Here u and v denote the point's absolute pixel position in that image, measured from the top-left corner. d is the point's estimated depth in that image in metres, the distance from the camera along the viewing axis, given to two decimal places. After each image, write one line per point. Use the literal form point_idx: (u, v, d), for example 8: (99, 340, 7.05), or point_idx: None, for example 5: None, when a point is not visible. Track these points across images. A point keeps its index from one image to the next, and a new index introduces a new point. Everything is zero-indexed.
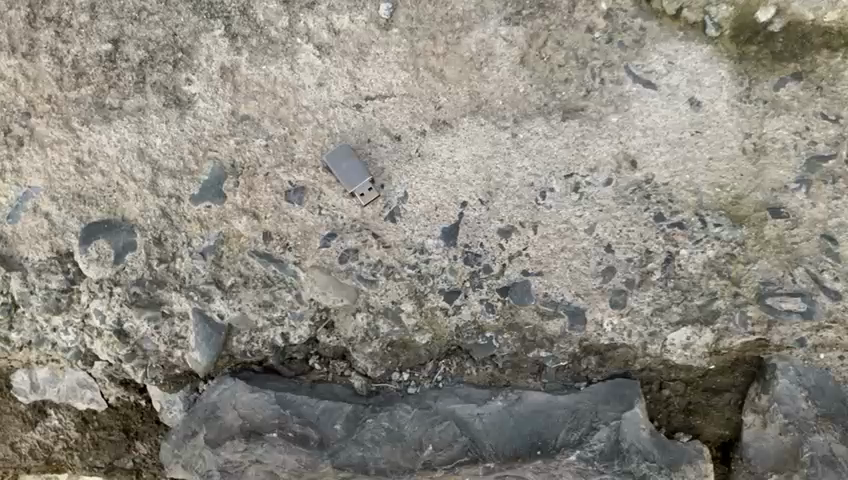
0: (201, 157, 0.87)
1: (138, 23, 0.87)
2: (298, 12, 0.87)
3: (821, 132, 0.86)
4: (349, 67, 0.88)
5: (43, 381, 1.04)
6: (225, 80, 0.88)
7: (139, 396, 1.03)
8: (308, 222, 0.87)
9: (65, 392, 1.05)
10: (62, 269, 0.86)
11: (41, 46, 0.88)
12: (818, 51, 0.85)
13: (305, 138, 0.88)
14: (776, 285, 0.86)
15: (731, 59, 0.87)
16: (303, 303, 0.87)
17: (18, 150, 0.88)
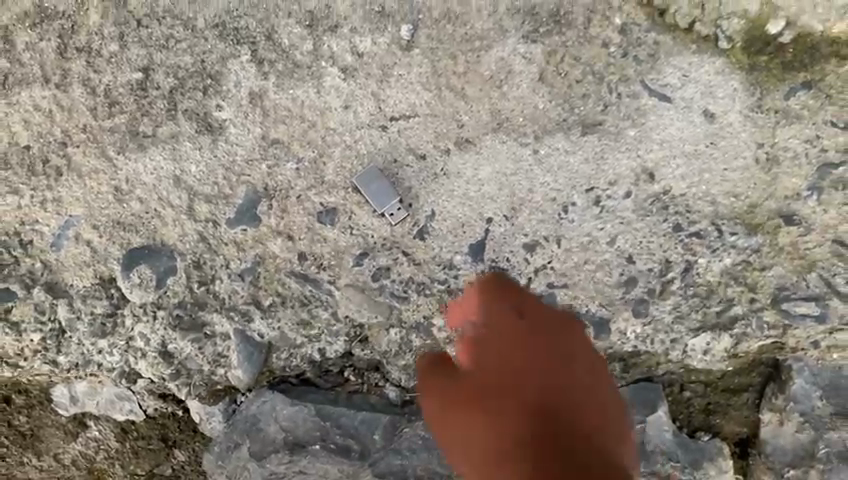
0: (235, 181, 0.90)
1: (166, 51, 0.89)
2: (322, 35, 0.89)
3: (831, 140, 0.90)
4: (373, 89, 0.90)
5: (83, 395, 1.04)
6: (254, 105, 0.90)
7: (177, 407, 1.03)
8: (341, 242, 0.90)
9: (104, 405, 1.04)
10: (106, 294, 0.90)
11: (73, 76, 0.89)
12: (828, 60, 0.89)
13: (334, 160, 0.91)
14: (791, 290, 0.90)
15: (742, 70, 0.89)
16: (339, 320, 0.90)
17: (57, 180, 0.90)
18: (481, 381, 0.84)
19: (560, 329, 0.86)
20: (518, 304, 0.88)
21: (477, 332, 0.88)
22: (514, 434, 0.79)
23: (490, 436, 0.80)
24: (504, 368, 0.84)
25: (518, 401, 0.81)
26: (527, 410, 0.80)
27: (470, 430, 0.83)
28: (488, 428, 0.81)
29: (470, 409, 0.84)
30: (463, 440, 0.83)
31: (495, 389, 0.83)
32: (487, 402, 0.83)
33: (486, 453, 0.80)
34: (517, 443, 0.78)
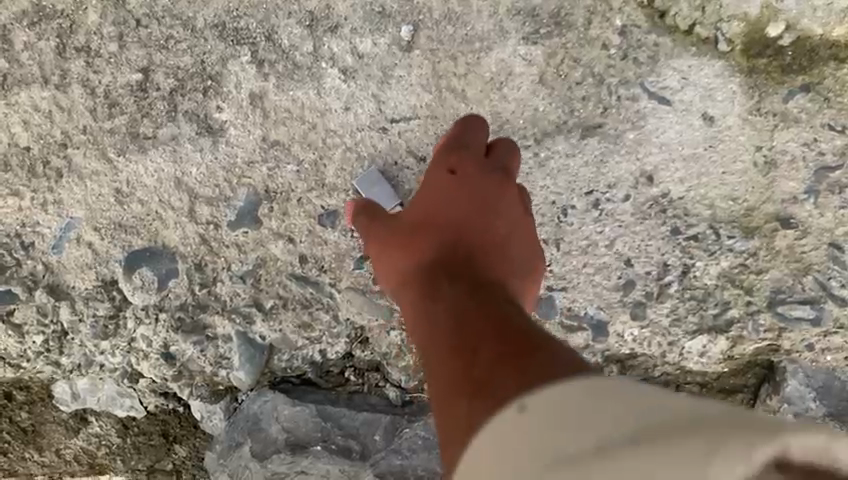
0: (236, 182, 0.90)
1: (166, 51, 0.88)
2: (322, 36, 0.89)
3: (829, 143, 0.90)
4: (374, 90, 0.90)
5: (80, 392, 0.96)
6: (254, 106, 0.90)
7: (179, 404, 0.97)
8: (341, 244, 0.90)
9: (106, 401, 0.96)
10: (108, 296, 0.90)
11: (72, 76, 0.88)
12: (826, 63, 0.90)
13: (335, 163, 0.91)
14: (787, 293, 0.91)
15: (742, 73, 0.90)
16: (340, 323, 0.91)
17: (58, 181, 0.89)
18: (415, 231, 0.82)
19: (484, 171, 0.82)
20: (452, 164, 0.82)
21: (429, 190, 0.83)
22: (433, 279, 0.77)
23: (411, 276, 0.80)
24: (434, 225, 0.81)
25: (441, 244, 0.80)
26: (452, 291, 0.75)
27: (394, 266, 0.83)
28: (406, 258, 0.81)
29: (399, 233, 0.83)
30: (392, 266, 0.83)
31: (421, 229, 0.82)
32: (414, 244, 0.81)
33: (409, 298, 0.80)
34: (450, 312, 0.72)
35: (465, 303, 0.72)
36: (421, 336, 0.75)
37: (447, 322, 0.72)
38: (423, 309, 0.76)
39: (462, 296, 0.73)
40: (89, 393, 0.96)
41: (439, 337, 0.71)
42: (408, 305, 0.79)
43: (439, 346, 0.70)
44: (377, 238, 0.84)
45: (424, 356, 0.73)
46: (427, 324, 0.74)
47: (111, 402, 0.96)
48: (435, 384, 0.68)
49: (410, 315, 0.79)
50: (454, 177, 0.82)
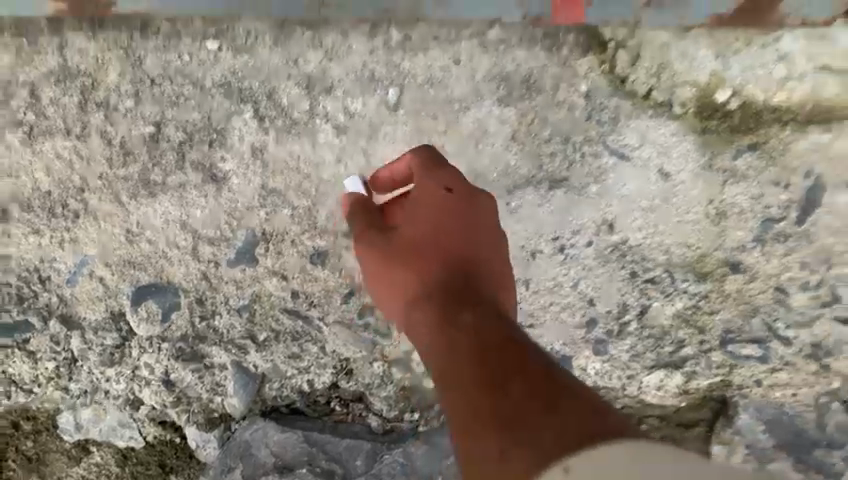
0: (236, 224, 1.00)
1: (177, 107, 0.98)
2: (318, 96, 0.99)
3: (775, 197, 1.02)
4: (363, 144, 1.00)
5: (86, 420, 1.01)
6: (255, 157, 0.99)
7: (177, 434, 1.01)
8: (330, 282, 0.99)
9: (108, 431, 1.01)
10: (115, 326, 0.99)
11: (92, 128, 0.97)
12: (770, 125, 1.01)
13: (326, 208, 1.00)
14: (737, 332, 1.01)
15: (695, 132, 1.01)
16: (327, 354, 0.99)
17: (76, 222, 0.99)
18: (410, 252, 0.88)
19: (469, 200, 0.90)
20: (444, 182, 0.90)
21: (415, 216, 0.90)
22: (441, 308, 0.83)
23: (419, 303, 0.85)
24: (436, 253, 0.88)
25: (443, 273, 0.87)
26: (459, 320, 0.80)
27: (396, 287, 0.88)
28: (409, 282, 0.87)
29: (394, 251, 0.88)
30: (391, 284, 0.89)
31: (415, 254, 0.88)
32: (410, 265, 0.88)
33: (415, 321, 0.85)
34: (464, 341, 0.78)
35: (474, 340, 0.78)
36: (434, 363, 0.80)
37: (462, 353, 0.77)
38: (435, 330, 0.81)
39: (470, 329, 0.79)
40: (93, 422, 1.01)
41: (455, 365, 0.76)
42: (415, 329, 0.85)
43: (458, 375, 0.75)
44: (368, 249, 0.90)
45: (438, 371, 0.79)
46: (439, 350, 0.79)
47: (113, 432, 1.01)
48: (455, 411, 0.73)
49: (418, 337, 0.84)
50: (441, 203, 0.89)
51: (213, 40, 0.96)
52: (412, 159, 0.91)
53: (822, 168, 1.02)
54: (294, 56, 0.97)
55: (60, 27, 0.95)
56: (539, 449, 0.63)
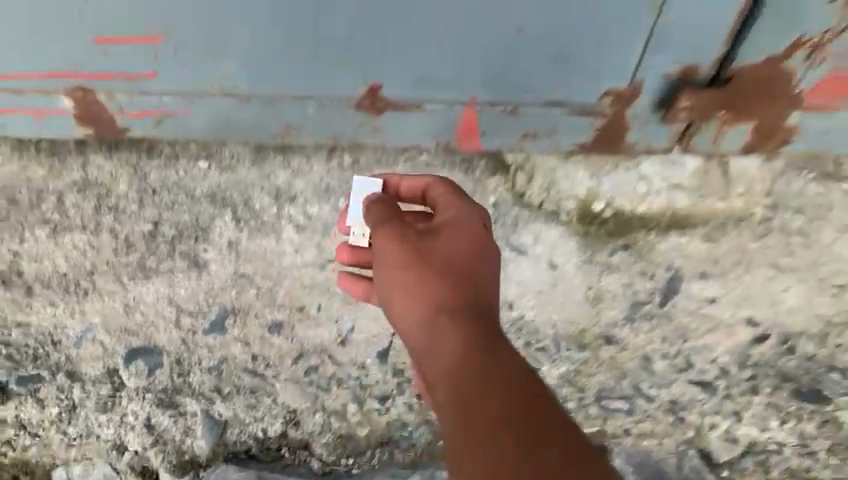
0: (211, 301, 1.26)
1: (171, 211, 1.29)
2: (284, 203, 1.29)
3: (643, 285, 1.29)
4: (317, 240, 1.29)
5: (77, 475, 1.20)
6: (231, 249, 1.28)
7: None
8: (284, 347, 1.24)
9: None
10: (110, 380, 1.22)
11: (103, 227, 1.29)
12: (637, 230, 1.32)
13: (285, 289, 1.27)
14: (609, 390, 1.24)
15: (579, 234, 1.32)
16: (278, 405, 1.21)
17: (84, 297, 1.26)
18: (440, 259, 0.83)
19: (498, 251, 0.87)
20: (483, 222, 0.89)
21: (444, 230, 0.87)
22: (474, 323, 0.77)
23: (439, 313, 0.78)
24: (463, 269, 0.82)
25: (467, 289, 0.80)
26: (485, 338, 0.75)
27: (411, 293, 0.82)
28: (434, 291, 0.81)
29: (419, 255, 0.84)
30: (407, 286, 0.83)
31: (444, 264, 0.82)
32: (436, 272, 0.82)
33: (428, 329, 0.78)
34: (483, 349, 0.73)
35: (493, 362, 0.72)
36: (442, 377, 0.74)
37: (486, 368, 0.71)
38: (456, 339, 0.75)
39: (492, 347, 0.73)
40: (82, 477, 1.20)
41: (471, 377, 0.71)
42: (428, 341, 0.78)
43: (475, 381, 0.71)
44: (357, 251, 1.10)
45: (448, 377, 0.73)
46: (457, 363, 0.73)
47: None
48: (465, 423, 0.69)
49: (432, 351, 0.76)
50: (471, 225, 0.88)
51: (203, 161, 1.29)
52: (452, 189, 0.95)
53: (680, 262, 1.31)
54: (267, 174, 1.30)
55: (81, 148, 1.29)
56: (545, 453, 0.64)
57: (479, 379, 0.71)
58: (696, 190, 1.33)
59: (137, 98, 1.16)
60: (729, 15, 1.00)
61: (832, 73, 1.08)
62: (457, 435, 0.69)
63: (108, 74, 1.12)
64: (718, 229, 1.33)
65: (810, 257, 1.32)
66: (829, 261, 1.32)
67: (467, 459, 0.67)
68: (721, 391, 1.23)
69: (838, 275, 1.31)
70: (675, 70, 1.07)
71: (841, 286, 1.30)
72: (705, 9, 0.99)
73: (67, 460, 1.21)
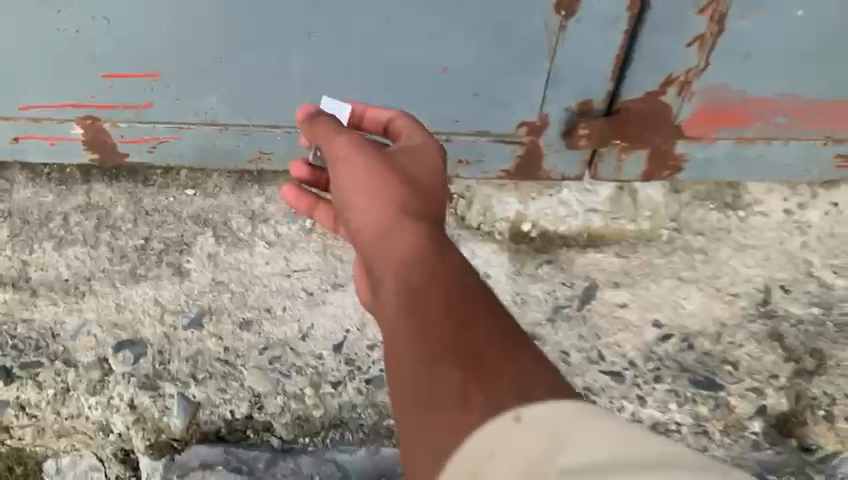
0: (191, 302, 1.47)
1: (160, 229, 1.55)
2: (258, 224, 1.56)
3: (563, 292, 1.51)
4: (285, 254, 1.53)
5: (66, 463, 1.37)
6: (210, 260, 1.52)
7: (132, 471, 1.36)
8: (252, 340, 1.44)
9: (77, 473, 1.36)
10: (100, 366, 1.41)
11: (101, 240, 1.53)
12: (558, 247, 1.56)
13: (255, 293, 1.49)
14: None
15: (510, 250, 1.55)
16: (244, 389, 1.40)
17: (82, 298, 1.48)
18: (398, 180, 0.93)
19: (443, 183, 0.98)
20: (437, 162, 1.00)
21: (402, 161, 0.97)
22: (429, 227, 0.87)
23: (393, 220, 0.88)
24: (418, 192, 0.93)
25: (419, 206, 0.91)
26: (439, 240, 0.86)
27: (370, 206, 0.92)
28: (391, 203, 0.90)
29: (381, 176, 0.94)
30: (370, 188, 0.93)
31: (402, 185, 0.92)
32: (394, 191, 0.91)
33: (380, 233, 0.88)
34: (438, 254, 0.83)
35: (438, 257, 0.83)
36: (390, 270, 0.84)
37: (432, 265, 0.82)
38: (408, 240, 0.85)
39: (439, 251, 0.84)
40: (70, 466, 1.37)
41: (419, 269, 0.82)
42: (378, 243, 0.88)
43: (422, 273, 0.81)
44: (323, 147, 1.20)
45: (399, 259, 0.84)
46: (406, 259, 0.83)
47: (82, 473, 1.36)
48: (410, 306, 0.80)
49: (382, 251, 0.87)
50: (428, 162, 0.99)
51: (191, 189, 1.59)
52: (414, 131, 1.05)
53: (596, 274, 1.53)
54: (244, 199, 1.58)
55: (87, 179, 1.59)
56: (478, 332, 0.76)
57: (425, 272, 0.81)
58: (610, 213, 1.58)
59: (136, 127, 1.41)
60: (609, 62, 1.26)
61: (702, 107, 1.34)
62: (401, 317, 0.80)
63: (113, 105, 1.37)
64: (629, 248, 1.56)
65: (708, 271, 1.54)
66: (724, 274, 1.54)
67: (409, 335, 0.78)
68: (629, 381, 1.42)
69: (733, 286, 1.53)
70: (573, 105, 1.34)
71: (734, 294, 1.52)
72: (589, 56, 1.25)
73: (55, 449, 1.37)
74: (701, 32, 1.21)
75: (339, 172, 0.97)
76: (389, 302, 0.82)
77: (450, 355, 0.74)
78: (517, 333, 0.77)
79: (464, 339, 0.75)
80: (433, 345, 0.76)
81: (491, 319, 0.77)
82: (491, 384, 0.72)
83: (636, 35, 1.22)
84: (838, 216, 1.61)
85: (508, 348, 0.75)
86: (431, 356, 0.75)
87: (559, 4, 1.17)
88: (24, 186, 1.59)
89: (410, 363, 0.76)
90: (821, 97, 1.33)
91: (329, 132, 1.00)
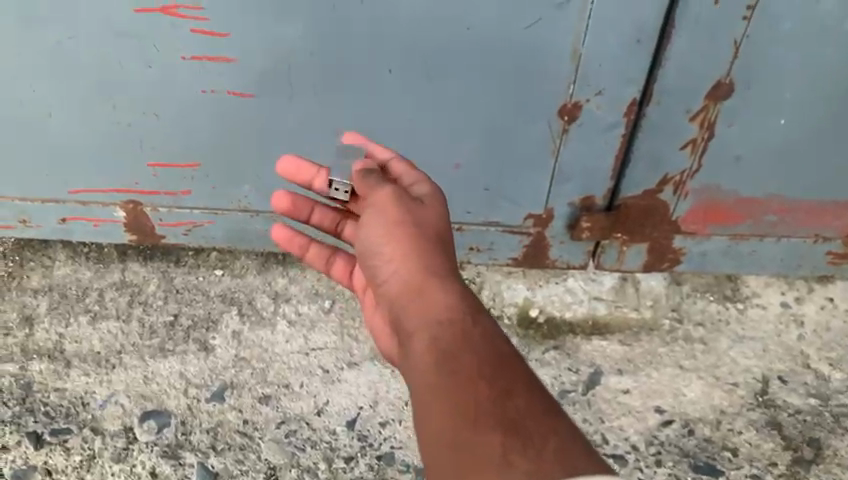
0: (215, 377, 1.55)
1: (189, 306, 1.65)
2: (281, 303, 1.66)
3: (568, 376, 1.57)
4: (304, 333, 1.62)
5: None
6: (234, 337, 1.61)
7: None
8: (270, 414, 1.51)
9: None
10: (125, 435, 1.48)
11: (133, 316, 1.63)
12: (565, 333, 1.63)
13: (275, 369, 1.57)
14: None
15: (518, 335, 1.63)
16: (261, 461, 1.45)
17: (112, 369, 1.57)
18: (431, 242, 0.98)
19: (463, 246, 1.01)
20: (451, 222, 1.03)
21: (432, 217, 1.02)
22: (459, 294, 0.90)
23: (428, 282, 0.92)
24: (450, 258, 0.97)
25: (452, 271, 0.94)
26: (470, 307, 0.88)
27: (405, 265, 0.96)
28: (427, 265, 0.95)
29: (416, 236, 0.98)
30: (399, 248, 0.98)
31: (436, 248, 0.97)
32: (429, 253, 0.96)
33: (416, 294, 0.92)
34: (470, 321, 0.86)
35: (471, 324, 0.85)
36: (425, 328, 0.87)
37: (468, 328, 0.84)
38: (443, 302, 0.89)
39: (473, 314, 0.87)
40: None
41: (454, 331, 0.84)
42: (413, 303, 0.91)
43: (457, 334, 0.84)
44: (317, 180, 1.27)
45: (432, 324, 0.87)
46: (442, 320, 0.86)
47: None
48: (445, 363, 0.81)
49: (416, 311, 0.90)
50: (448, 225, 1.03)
51: (220, 269, 1.70)
52: (432, 182, 1.08)
53: (601, 360, 1.60)
54: (269, 280, 1.69)
55: (123, 258, 1.71)
56: (514, 396, 0.76)
57: (460, 333, 0.84)
58: (613, 302, 1.67)
59: (174, 212, 1.54)
60: (609, 163, 1.37)
61: (697, 206, 1.45)
62: (435, 373, 0.81)
63: (155, 190, 1.50)
64: (632, 336, 1.63)
65: (708, 360, 1.61)
66: (724, 364, 1.60)
67: (443, 391, 0.78)
68: (631, 464, 1.47)
69: (732, 375, 1.59)
70: (577, 200, 1.45)
71: (733, 384, 1.58)
72: (591, 158, 1.37)
73: None
74: (693, 137, 1.32)
75: (374, 226, 1.03)
76: (423, 359, 0.83)
77: (487, 414, 0.74)
78: (553, 401, 0.77)
79: (502, 401, 0.76)
80: (469, 402, 0.76)
81: (529, 389, 0.78)
82: (531, 449, 0.70)
83: (633, 139, 1.34)
84: (833, 309, 1.69)
85: (546, 414, 0.75)
86: (466, 412, 0.75)
87: (562, 110, 1.29)
88: (63, 263, 1.71)
89: (444, 419, 0.76)
90: (804, 198, 1.43)
91: (369, 184, 1.08)
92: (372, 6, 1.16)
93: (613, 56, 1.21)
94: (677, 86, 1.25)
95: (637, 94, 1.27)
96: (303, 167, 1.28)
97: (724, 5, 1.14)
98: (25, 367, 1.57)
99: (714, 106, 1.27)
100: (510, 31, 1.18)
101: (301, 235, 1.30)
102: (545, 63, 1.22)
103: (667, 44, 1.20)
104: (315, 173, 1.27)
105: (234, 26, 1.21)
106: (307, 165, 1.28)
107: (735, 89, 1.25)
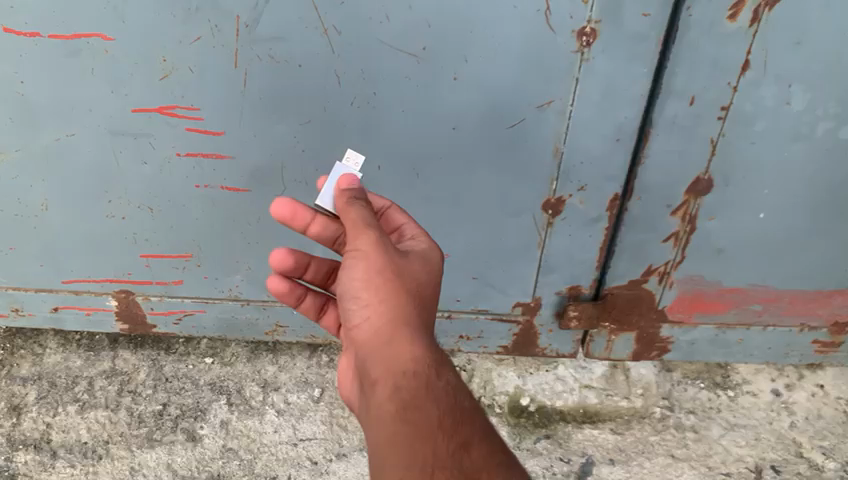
0: (202, 468, 1.53)
1: (179, 395, 1.65)
2: (270, 392, 1.66)
3: (560, 467, 1.55)
4: (293, 422, 1.61)
5: None
6: (223, 427, 1.60)
7: None
8: None
9: None
10: None
11: (122, 405, 1.63)
12: (556, 422, 1.64)
13: (262, 460, 1.55)
14: None
15: (510, 424, 1.63)
16: None
17: (98, 460, 1.55)
18: (410, 292, 0.91)
19: (434, 285, 0.96)
20: (427, 261, 0.98)
21: (416, 270, 0.95)
22: (422, 340, 0.87)
23: (399, 331, 0.87)
24: (424, 306, 0.92)
25: (424, 322, 0.90)
26: (432, 354, 0.86)
27: (377, 312, 0.90)
28: (395, 309, 0.89)
29: (398, 286, 0.91)
30: (372, 288, 0.91)
31: (414, 298, 0.91)
32: (406, 302, 0.90)
33: (384, 342, 0.87)
34: (431, 370, 0.83)
35: (432, 372, 0.83)
36: (388, 379, 0.83)
37: (432, 381, 0.82)
38: (408, 353, 0.85)
39: (438, 368, 0.84)
40: None
41: (417, 382, 0.82)
42: (377, 351, 0.87)
43: (418, 386, 0.81)
44: (316, 230, 1.09)
45: (395, 373, 0.83)
46: (406, 370, 0.83)
47: None
48: (406, 417, 0.79)
49: (382, 360, 0.86)
50: (426, 264, 0.97)
51: (210, 357, 1.72)
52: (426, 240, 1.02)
53: (592, 450, 1.59)
54: (258, 368, 1.70)
55: (114, 346, 1.73)
56: (471, 454, 0.78)
57: (423, 387, 0.81)
58: (603, 390, 1.68)
59: (166, 301, 1.56)
60: (595, 255, 1.40)
61: (683, 297, 1.47)
62: (395, 426, 0.79)
63: (148, 280, 1.52)
64: (624, 425, 1.63)
65: (700, 449, 1.59)
66: (717, 453, 1.58)
67: (402, 445, 0.78)
68: None
69: (725, 464, 1.56)
70: (564, 290, 1.47)
71: (727, 474, 1.54)
72: (577, 249, 1.39)
73: None
74: (675, 231, 1.36)
75: (357, 267, 0.93)
76: (384, 410, 0.81)
77: (446, 472, 0.75)
78: (507, 456, 0.81)
79: (461, 458, 0.77)
80: (428, 461, 0.76)
81: (486, 443, 0.80)
82: None
83: (617, 232, 1.37)
84: (824, 397, 1.68)
85: (502, 472, 0.79)
86: (427, 471, 0.75)
87: (546, 204, 1.32)
88: (54, 351, 1.72)
89: (403, 477, 0.75)
90: (787, 289, 1.46)
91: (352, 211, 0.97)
92: (362, 108, 1.21)
93: (594, 153, 1.25)
94: (657, 182, 1.29)
95: (620, 189, 1.30)
96: (300, 210, 1.07)
97: (700, 106, 1.18)
98: (10, 458, 1.55)
99: (695, 201, 1.31)
100: (495, 131, 1.22)
101: (298, 285, 1.20)
102: (529, 161, 1.26)
103: (646, 143, 1.24)
104: (312, 217, 1.07)
105: (228, 126, 1.25)
106: (303, 208, 1.08)
107: (713, 185, 1.29)
